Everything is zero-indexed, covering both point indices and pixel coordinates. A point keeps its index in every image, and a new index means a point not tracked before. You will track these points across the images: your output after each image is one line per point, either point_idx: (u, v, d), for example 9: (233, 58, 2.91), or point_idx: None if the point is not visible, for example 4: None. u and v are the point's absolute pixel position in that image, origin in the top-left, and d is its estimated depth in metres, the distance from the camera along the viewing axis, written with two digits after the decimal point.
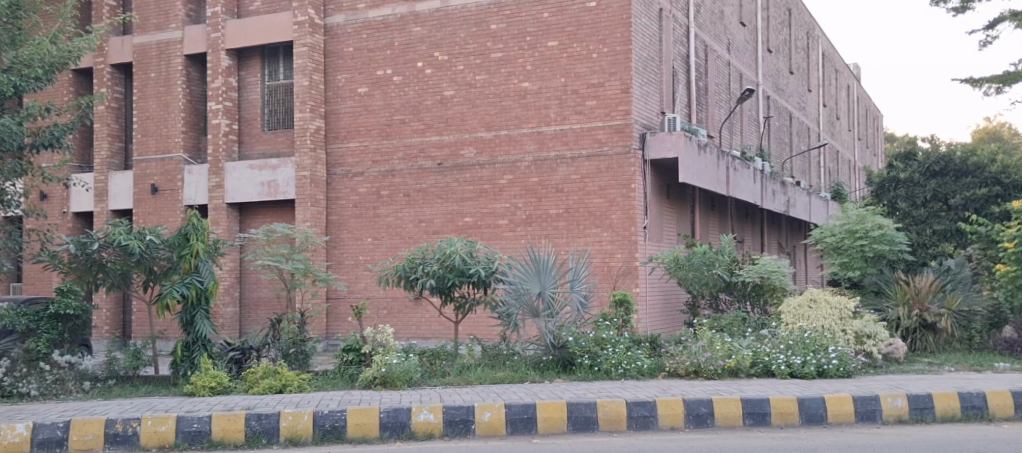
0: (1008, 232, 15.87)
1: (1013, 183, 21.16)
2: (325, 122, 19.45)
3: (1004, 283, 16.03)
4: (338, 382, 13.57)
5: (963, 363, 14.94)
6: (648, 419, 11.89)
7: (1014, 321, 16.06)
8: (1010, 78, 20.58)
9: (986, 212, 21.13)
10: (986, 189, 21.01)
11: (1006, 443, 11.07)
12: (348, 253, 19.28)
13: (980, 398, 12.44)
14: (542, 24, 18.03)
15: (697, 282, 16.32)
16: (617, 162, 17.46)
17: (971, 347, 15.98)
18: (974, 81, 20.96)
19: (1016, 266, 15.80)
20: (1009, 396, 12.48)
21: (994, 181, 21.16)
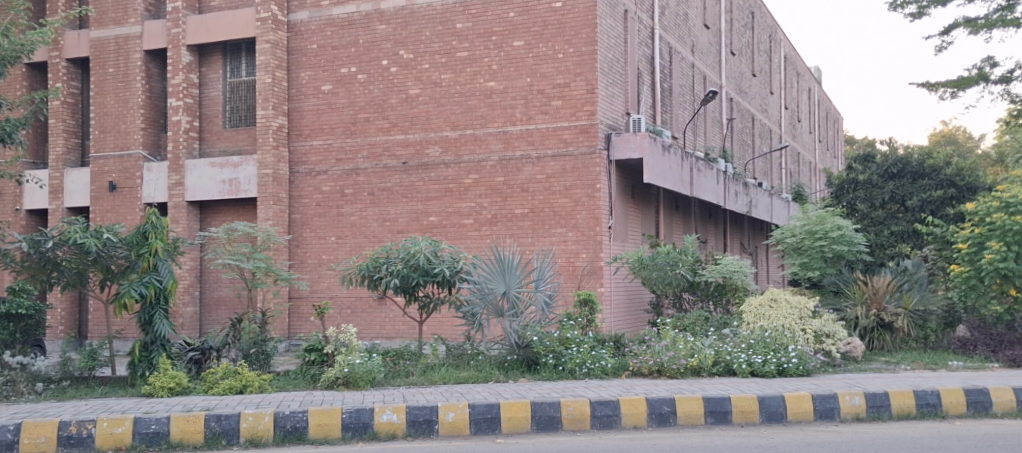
0: (962, 233, 16.12)
1: (967, 186, 21.17)
2: (288, 119, 19.27)
3: (957, 283, 16.14)
4: (300, 382, 13.46)
5: (919, 362, 15.07)
6: (612, 418, 11.87)
7: (968, 320, 16.22)
8: (965, 82, 20.81)
9: (942, 214, 21.27)
10: (941, 192, 21.08)
11: (960, 440, 11.18)
12: (311, 252, 19.11)
13: (934, 396, 12.56)
14: (508, 23, 17.99)
15: (660, 282, 16.44)
16: (582, 162, 17.46)
17: (927, 346, 16.12)
18: (931, 86, 21.15)
19: (969, 266, 15.97)
20: (962, 393, 12.62)
21: (949, 183, 21.22)
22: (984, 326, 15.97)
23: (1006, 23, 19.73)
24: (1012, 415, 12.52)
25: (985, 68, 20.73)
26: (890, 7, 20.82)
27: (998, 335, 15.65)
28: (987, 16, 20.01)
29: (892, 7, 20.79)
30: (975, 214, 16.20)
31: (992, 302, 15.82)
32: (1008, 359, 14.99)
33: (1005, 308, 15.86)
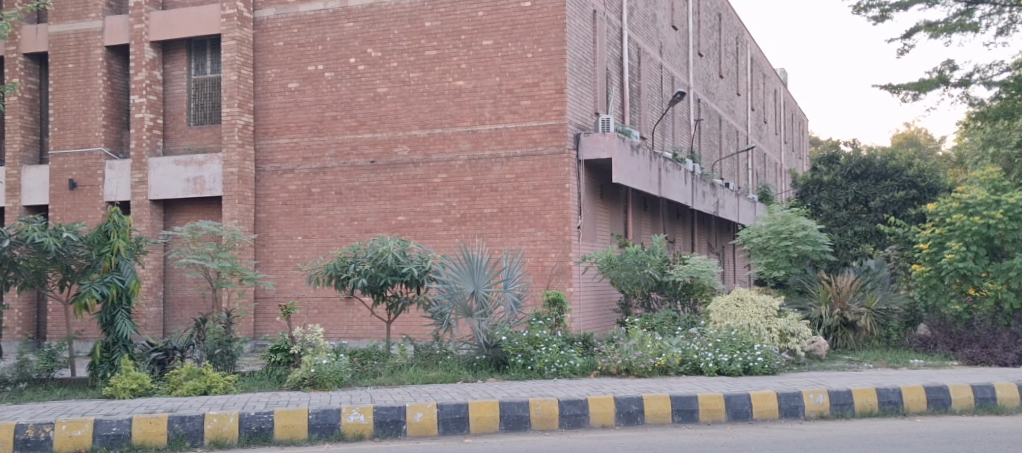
0: (923, 233, 16.23)
1: (928, 187, 21.58)
2: (254, 117, 19.07)
3: (919, 282, 16.24)
4: (266, 383, 13.30)
5: (882, 360, 15.17)
6: (580, 417, 11.83)
7: (929, 319, 16.35)
8: (926, 85, 20.97)
9: (903, 214, 21.39)
10: (904, 192, 21.31)
11: (920, 437, 11.22)
12: (277, 251, 18.94)
13: (896, 393, 12.62)
14: (477, 23, 17.93)
15: (629, 282, 16.45)
16: (551, 162, 17.42)
17: (889, 344, 16.22)
18: (892, 88, 21.30)
19: (930, 265, 16.06)
20: (922, 391, 12.69)
21: (911, 184, 21.45)
22: (944, 324, 15.96)
23: (965, 28, 19.92)
24: (970, 412, 12.60)
25: (945, 71, 20.90)
26: (853, 10, 20.95)
27: (957, 333, 15.64)
28: (947, 20, 20.19)
29: (855, 11, 20.92)
30: (936, 215, 16.31)
31: (953, 301, 15.92)
32: (967, 356, 15.07)
33: (964, 307, 15.91)
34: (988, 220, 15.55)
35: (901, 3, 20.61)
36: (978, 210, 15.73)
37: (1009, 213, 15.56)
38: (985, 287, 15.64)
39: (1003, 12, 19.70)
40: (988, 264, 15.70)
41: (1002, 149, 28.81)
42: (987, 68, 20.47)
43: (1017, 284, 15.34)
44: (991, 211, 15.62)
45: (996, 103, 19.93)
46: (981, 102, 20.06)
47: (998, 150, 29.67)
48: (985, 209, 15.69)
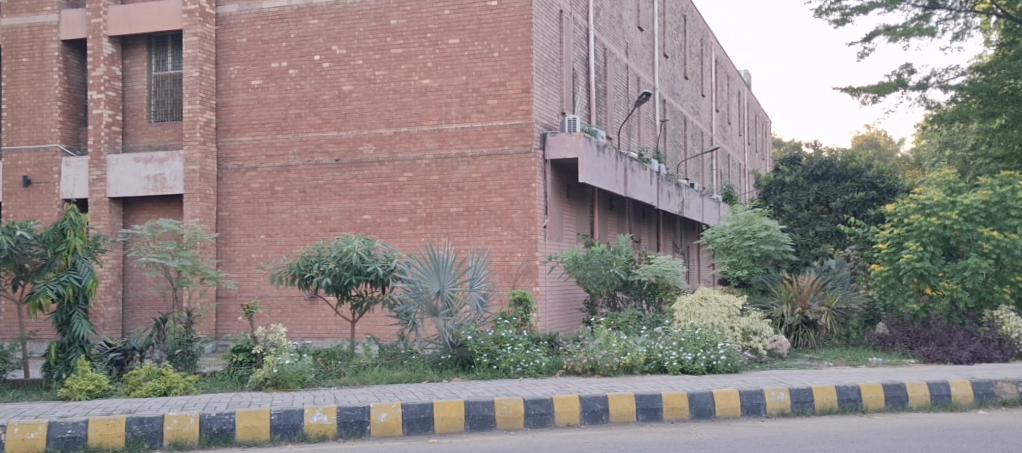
0: (882, 233, 16.38)
1: (888, 188, 21.40)
2: (216, 115, 18.83)
3: (878, 281, 16.37)
4: (228, 384, 13.14)
5: (841, 358, 15.26)
6: (545, 416, 11.77)
7: (888, 318, 16.48)
8: (886, 88, 21.12)
9: (863, 215, 21.38)
10: (864, 193, 21.29)
11: (878, 434, 11.27)
12: (240, 250, 18.72)
13: (855, 391, 12.68)
14: (443, 21, 17.85)
15: (594, 281, 16.43)
16: (517, 161, 17.37)
17: (849, 343, 16.34)
18: (852, 91, 21.44)
19: (889, 265, 16.16)
20: (881, 388, 12.75)
21: (871, 185, 21.46)
22: (902, 323, 16.09)
23: (923, 32, 20.09)
24: (926, 409, 12.69)
25: (903, 74, 21.06)
26: (814, 13, 21.08)
27: (914, 332, 15.76)
28: (906, 24, 20.34)
29: (817, 14, 21.02)
30: (895, 216, 16.45)
31: (910, 300, 16.03)
32: (924, 354, 15.20)
33: (921, 306, 16.05)
34: (944, 220, 15.63)
35: (861, 7, 20.75)
36: (935, 211, 15.83)
37: (964, 214, 15.69)
38: (941, 286, 15.72)
39: (959, 17, 19.83)
40: (944, 264, 15.79)
41: (959, 151, 29.05)
42: (944, 71, 20.66)
43: (972, 283, 15.48)
44: (947, 212, 15.72)
45: (952, 106, 20.08)
46: (937, 106, 20.26)
47: (955, 153, 29.95)
48: (941, 210, 15.79)
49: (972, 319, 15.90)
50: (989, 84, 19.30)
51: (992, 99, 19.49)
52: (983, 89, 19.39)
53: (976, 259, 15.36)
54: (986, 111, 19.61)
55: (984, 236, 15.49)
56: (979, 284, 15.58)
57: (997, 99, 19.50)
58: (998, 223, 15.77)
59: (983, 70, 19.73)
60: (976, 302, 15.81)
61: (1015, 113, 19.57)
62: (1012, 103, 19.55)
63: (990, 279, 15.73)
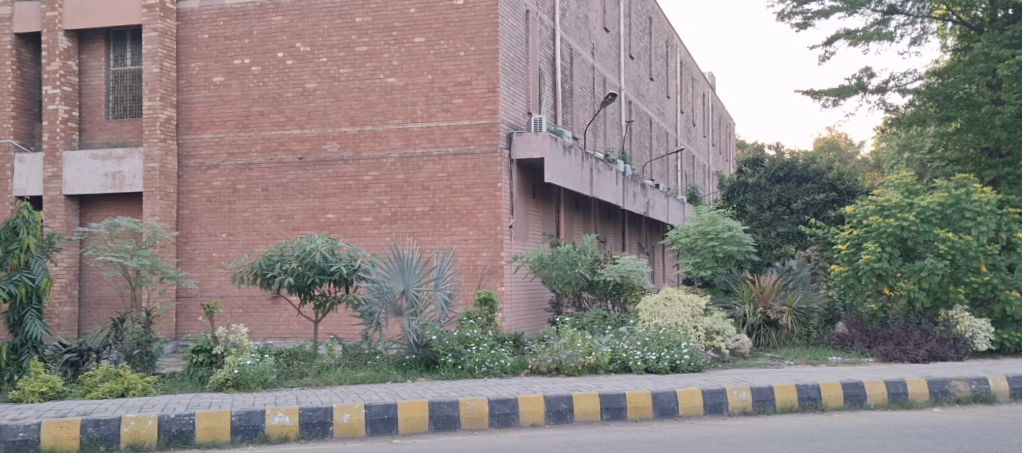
0: (842, 234, 16.50)
1: (848, 190, 21.27)
2: (177, 112, 18.56)
3: (838, 281, 16.53)
4: (187, 385, 12.90)
5: (801, 357, 15.31)
6: (510, 416, 11.69)
7: (847, 317, 16.61)
8: (846, 91, 21.26)
9: (824, 217, 21.23)
10: (824, 195, 21.13)
11: (837, 431, 11.31)
12: (200, 249, 18.47)
13: (815, 389, 12.70)
14: (408, 19, 17.73)
15: (560, 281, 16.35)
16: (483, 161, 17.34)
17: (809, 342, 16.40)
18: (813, 94, 21.55)
19: (849, 266, 16.31)
20: (840, 387, 12.79)
21: (832, 187, 21.31)
22: (861, 322, 16.22)
23: (882, 37, 20.23)
24: (884, 407, 12.75)
25: (863, 78, 21.19)
26: (777, 16, 21.14)
27: (873, 332, 15.85)
28: (866, 29, 20.47)
29: (779, 17, 21.11)
30: (854, 217, 16.57)
31: (869, 300, 16.20)
32: (881, 353, 15.27)
33: (880, 306, 16.21)
34: (901, 222, 15.70)
35: (822, 11, 20.87)
36: (893, 213, 15.94)
37: (921, 216, 15.81)
38: (898, 287, 15.81)
39: (916, 23, 20.05)
40: (902, 265, 15.86)
41: (916, 154, 29.22)
42: (902, 76, 20.82)
43: (928, 284, 15.56)
44: (905, 213, 15.82)
45: (910, 110, 20.33)
46: (895, 109, 20.47)
47: (913, 156, 30.16)
48: (898, 212, 15.91)
49: (928, 318, 16.01)
50: (945, 89, 19.42)
51: (949, 103, 19.48)
52: (939, 93, 19.52)
53: (932, 260, 15.43)
54: (941, 115, 19.59)
55: (940, 237, 15.59)
56: (935, 285, 15.66)
57: (953, 103, 19.45)
58: (953, 225, 15.89)
59: (939, 75, 19.74)
60: (932, 302, 15.90)
61: (970, 118, 19.27)
62: (967, 107, 19.35)
63: (946, 280, 15.83)
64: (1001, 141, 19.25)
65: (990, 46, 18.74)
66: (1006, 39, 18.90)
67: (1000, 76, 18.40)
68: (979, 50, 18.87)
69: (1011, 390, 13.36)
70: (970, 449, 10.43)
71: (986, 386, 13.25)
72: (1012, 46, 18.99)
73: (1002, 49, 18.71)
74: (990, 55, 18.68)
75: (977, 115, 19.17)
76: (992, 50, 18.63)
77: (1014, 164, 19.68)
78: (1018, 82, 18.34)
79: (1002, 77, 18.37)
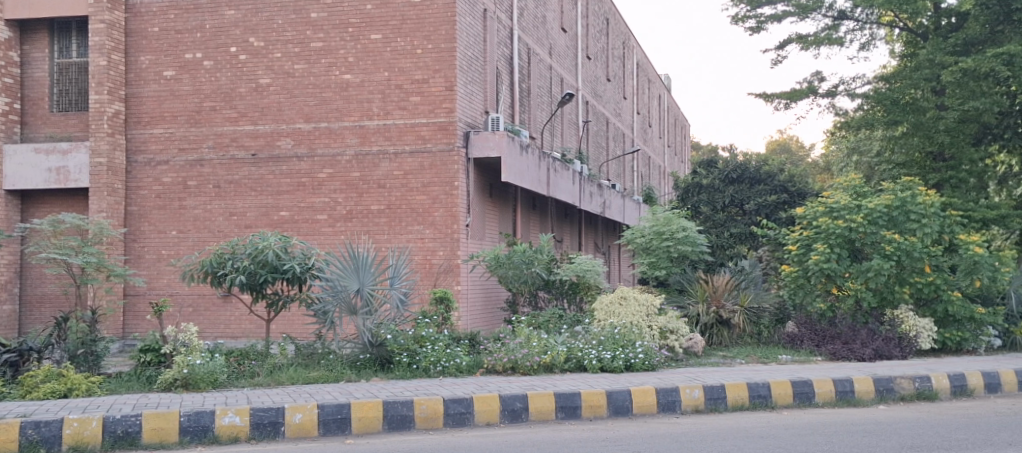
0: (792, 235, 16.59)
1: (799, 191, 20.79)
2: (125, 106, 18.18)
3: (788, 281, 16.64)
4: (134, 385, 12.59)
5: (752, 356, 15.33)
6: (464, 415, 11.56)
7: (797, 317, 16.66)
8: (798, 94, 21.36)
9: (776, 218, 20.64)
10: (775, 196, 20.60)
11: (786, 428, 11.31)
12: (149, 246, 18.11)
13: (765, 387, 12.71)
14: (365, 16, 17.56)
15: (516, 281, 16.17)
16: (440, 159, 17.22)
17: (760, 341, 16.46)
18: (766, 97, 21.64)
19: (799, 266, 16.45)
20: (790, 385, 12.82)
21: (783, 189, 20.83)
22: (811, 321, 16.30)
23: (833, 42, 20.35)
24: (832, 405, 12.82)
25: (814, 81, 21.32)
26: (730, 20, 21.21)
27: (822, 330, 15.96)
28: (817, 33, 20.60)
29: (733, 21, 21.17)
30: (804, 218, 16.70)
31: (818, 300, 16.33)
32: (830, 351, 15.34)
33: (828, 305, 16.36)
34: (849, 223, 15.84)
35: (775, 15, 20.94)
36: (842, 214, 16.07)
37: (869, 217, 15.86)
38: (847, 287, 15.97)
39: (865, 28, 20.17)
40: (850, 265, 16.01)
41: (864, 157, 29.46)
42: (851, 80, 20.96)
43: (875, 284, 15.69)
44: (853, 215, 15.94)
45: (859, 114, 20.41)
46: (845, 113, 20.58)
47: (861, 159, 30.44)
48: (847, 213, 16.03)
49: (875, 318, 16.09)
50: (893, 93, 19.37)
51: (895, 108, 19.46)
52: (886, 98, 19.47)
53: (879, 261, 15.54)
54: (889, 119, 19.52)
55: (886, 238, 15.68)
56: (881, 285, 15.78)
57: (899, 108, 19.42)
58: (900, 226, 15.96)
59: (888, 80, 19.83)
60: (878, 302, 16.03)
61: (916, 122, 19.22)
62: (913, 112, 19.34)
63: (891, 280, 15.91)
64: (944, 145, 19.24)
65: (934, 52, 18.82)
66: (949, 46, 18.96)
67: (943, 82, 18.40)
68: (925, 56, 18.92)
69: (952, 388, 13.48)
70: (912, 445, 10.44)
71: (929, 383, 13.36)
72: (956, 53, 19.09)
73: (946, 56, 18.78)
74: (934, 61, 18.75)
75: (922, 119, 19.14)
76: (936, 56, 18.71)
77: (957, 167, 19.45)
78: (961, 88, 18.35)
79: (946, 83, 18.42)
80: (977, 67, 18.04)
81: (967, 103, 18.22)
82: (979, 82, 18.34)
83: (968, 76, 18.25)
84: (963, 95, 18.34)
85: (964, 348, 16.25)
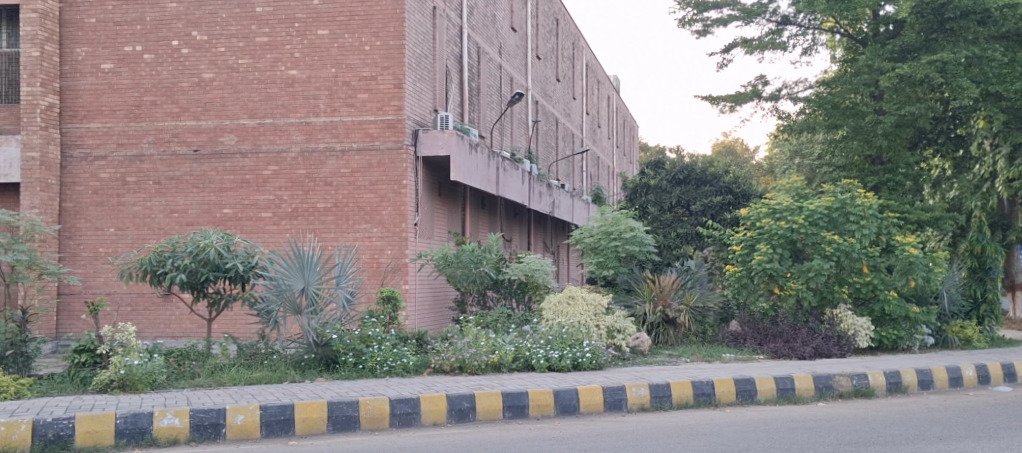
0: (736, 236, 16.55)
1: (743, 193, 20.83)
2: (60, 98, 17.61)
3: (732, 281, 16.65)
4: (67, 387, 12.20)
5: (697, 354, 15.32)
6: (411, 416, 11.35)
7: (741, 316, 16.78)
8: (742, 98, 21.43)
9: (721, 219, 20.72)
10: (720, 197, 20.62)
11: (728, 426, 11.25)
12: (85, 244, 17.60)
13: (709, 385, 12.68)
14: (311, 11, 17.28)
15: (464, 280, 15.92)
16: (388, 157, 16.99)
17: (705, 340, 16.49)
18: (711, 99, 21.67)
19: (742, 266, 16.45)
20: (732, 382, 12.82)
21: (727, 190, 20.81)
22: (753, 320, 16.33)
23: (776, 46, 20.46)
24: (774, 402, 12.82)
25: (758, 85, 21.38)
26: (677, 23, 21.19)
27: (764, 329, 16.01)
28: (761, 37, 20.64)
29: (680, 24, 21.16)
30: (748, 219, 16.64)
31: (760, 299, 16.36)
32: (771, 350, 15.43)
33: (770, 304, 16.42)
34: (791, 224, 15.84)
35: (721, 19, 20.98)
36: (783, 215, 16.05)
37: (809, 219, 15.86)
38: (788, 287, 16.00)
39: (808, 33, 20.26)
40: (791, 265, 16.04)
41: (806, 160, 29.75)
42: (794, 84, 21.07)
43: (815, 283, 15.75)
44: (794, 216, 15.93)
45: (801, 117, 20.27)
46: (788, 117, 20.52)
47: (804, 161, 30.81)
48: (788, 215, 16.01)
49: (815, 317, 16.22)
50: (833, 98, 19.27)
51: (836, 112, 19.37)
52: (827, 102, 19.37)
53: (819, 261, 15.58)
54: (830, 123, 19.47)
55: (826, 239, 15.70)
56: (821, 284, 15.86)
57: (839, 112, 19.35)
58: (839, 228, 15.98)
59: (828, 84, 19.61)
60: (818, 302, 16.11)
61: (855, 127, 19.18)
62: (852, 116, 19.27)
63: (831, 280, 16.02)
64: (883, 149, 19.20)
65: (873, 59, 18.68)
66: (888, 52, 18.81)
67: (882, 88, 18.47)
68: (863, 62, 18.81)
69: (888, 385, 13.54)
70: (850, 442, 10.40)
71: (866, 381, 13.39)
72: (893, 59, 18.95)
73: (885, 62, 18.67)
74: (873, 67, 18.66)
75: (861, 124, 19.11)
76: (875, 63, 18.60)
77: (894, 171, 19.59)
78: (898, 94, 18.52)
79: (884, 88, 18.48)
80: (912, 73, 17.93)
81: (903, 108, 18.35)
82: (914, 88, 18.55)
83: (905, 83, 18.40)
84: (900, 100, 18.49)
85: (900, 346, 16.39)
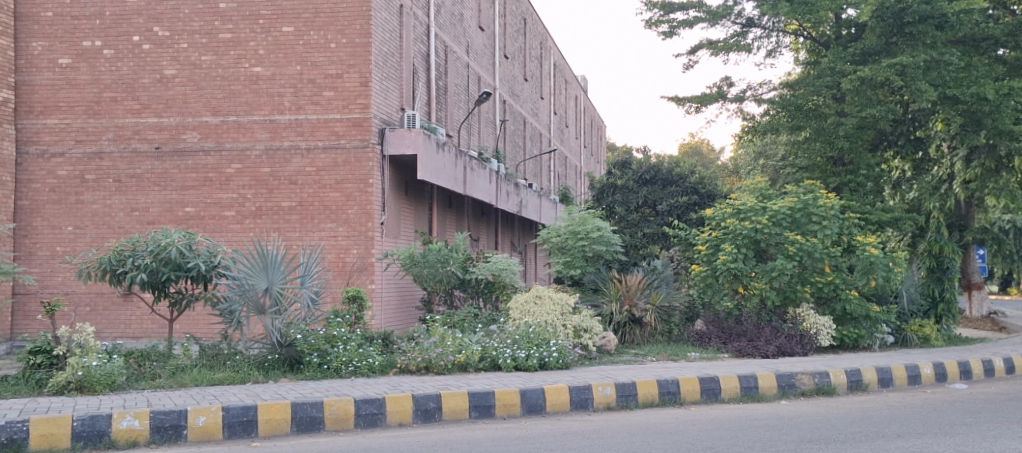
0: (701, 235, 16.51)
1: (709, 193, 20.78)
2: (15, 93, 17.21)
3: (697, 281, 16.60)
4: (21, 389, 11.88)
5: (663, 353, 15.24)
6: (376, 416, 11.18)
7: (706, 315, 16.74)
8: (708, 98, 21.42)
9: (687, 219, 20.67)
10: (686, 198, 20.57)
11: (691, 424, 11.17)
12: (42, 243, 17.24)
13: (674, 384, 12.63)
14: (276, 8, 17.04)
15: (431, 279, 15.75)
16: (354, 155, 16.79)
17: (671, 340, 16.33)
18: (677, 101, 21.64)
19: (707, 265, 16.40)
20: (697, 381, 12.77)
21: (693, 190, 20.76)
22: (718, 320, 16.44)
23: (741, 48, 20.45)
24: (738, 400, 12.78)
25: (724, 86, 21.38)
26: (643, 24, 21.14)
27: (728, 328, 16.05)
28: (726, 39, 20.63)
29: (647, 25, 21.11)
30: (713, 219, 16.64)
31: (725, 299, 16.32)
32: (736, 349, 15.40)
33: (735, 303, 16.38)
34: (755, 224, 15.85)
35: (687, 20, 20.96)
36: (748, 215, 16.05)
37: (772, 219, 15.90)
38: (752, 286, 15.96)
39: (772, 36, 20.21)
40: (755, 265, 16.02)
41: (770, 161, 29.87)
42: (759, 85, 21.09)
43: (778, 283, 15.73)
44: (758, 216, 15.94)
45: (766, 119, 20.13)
46: (752, 118, 20.53)
47: (768, 162, 30.94)
48: (752, 215, 16.01)
49: (778, 316, 16.19)
50: (796, 99, 19.20)
51: (799, 113, 19.36)
52: (790, 104, 19.30)
53: (782, 260, 15.59)
54: (792, 125, 19.43)
55: (789, 239, 15.71)
56: (784, 284, 15.84)
57: (803, 114, 19.35)
58: (802, 228, 15.98)
59: (792, 86, 19.60)
60: (781, 301, 16.09)
61: (818, 128, 19.20)
62: (815, 118, 19.28)
63: (794, 279, 16.01)
64: (844, 150, 19.27)
65: (835, 61, 18.78)
66: (849, 55, 18.93)
67: (843, 90, 18.49)
68: (826, 65, 18.91)
69: (849, 383, 13.55)
70: (811, 439, 10.36)
71: (827, 379, 13.38)
72: (855, 62, 19.03)
73: (847, 64, 18.76)
74: (835, 70, 18.72)
75: (824, 125, 19.11)
76: (837, 65, 18.66)
77: (855, 171, 19.61)
78: (859, 96, 18.46)
79: (845, 90, 18.48)
80: (873, 75, 17.94)
81: (865, 110, 18.34)
82: (875, 91, 18.51)
83: (865, 85, 18.36)
84: (861, 102, 18.44)
85: (861, 345, 16.37)
